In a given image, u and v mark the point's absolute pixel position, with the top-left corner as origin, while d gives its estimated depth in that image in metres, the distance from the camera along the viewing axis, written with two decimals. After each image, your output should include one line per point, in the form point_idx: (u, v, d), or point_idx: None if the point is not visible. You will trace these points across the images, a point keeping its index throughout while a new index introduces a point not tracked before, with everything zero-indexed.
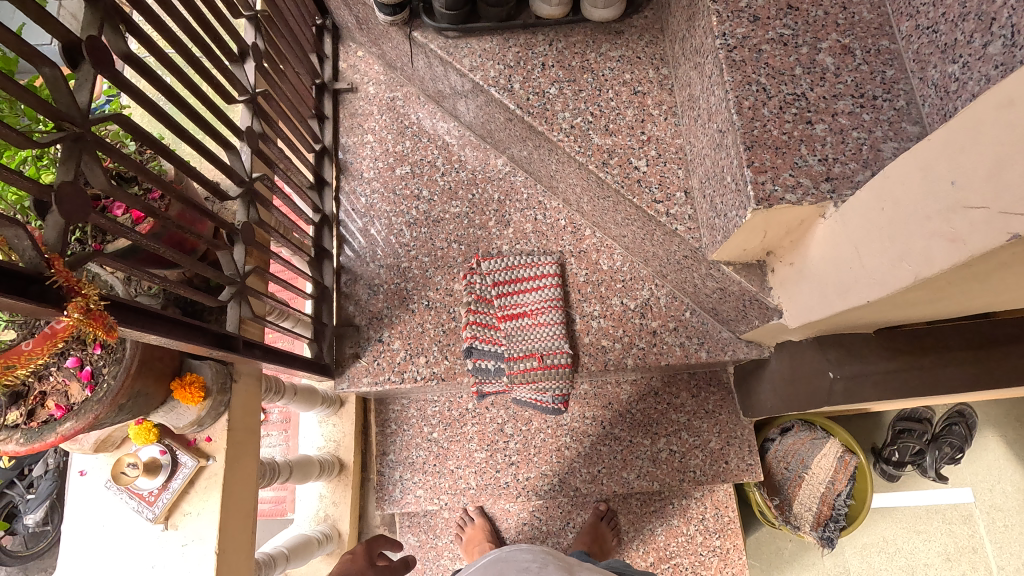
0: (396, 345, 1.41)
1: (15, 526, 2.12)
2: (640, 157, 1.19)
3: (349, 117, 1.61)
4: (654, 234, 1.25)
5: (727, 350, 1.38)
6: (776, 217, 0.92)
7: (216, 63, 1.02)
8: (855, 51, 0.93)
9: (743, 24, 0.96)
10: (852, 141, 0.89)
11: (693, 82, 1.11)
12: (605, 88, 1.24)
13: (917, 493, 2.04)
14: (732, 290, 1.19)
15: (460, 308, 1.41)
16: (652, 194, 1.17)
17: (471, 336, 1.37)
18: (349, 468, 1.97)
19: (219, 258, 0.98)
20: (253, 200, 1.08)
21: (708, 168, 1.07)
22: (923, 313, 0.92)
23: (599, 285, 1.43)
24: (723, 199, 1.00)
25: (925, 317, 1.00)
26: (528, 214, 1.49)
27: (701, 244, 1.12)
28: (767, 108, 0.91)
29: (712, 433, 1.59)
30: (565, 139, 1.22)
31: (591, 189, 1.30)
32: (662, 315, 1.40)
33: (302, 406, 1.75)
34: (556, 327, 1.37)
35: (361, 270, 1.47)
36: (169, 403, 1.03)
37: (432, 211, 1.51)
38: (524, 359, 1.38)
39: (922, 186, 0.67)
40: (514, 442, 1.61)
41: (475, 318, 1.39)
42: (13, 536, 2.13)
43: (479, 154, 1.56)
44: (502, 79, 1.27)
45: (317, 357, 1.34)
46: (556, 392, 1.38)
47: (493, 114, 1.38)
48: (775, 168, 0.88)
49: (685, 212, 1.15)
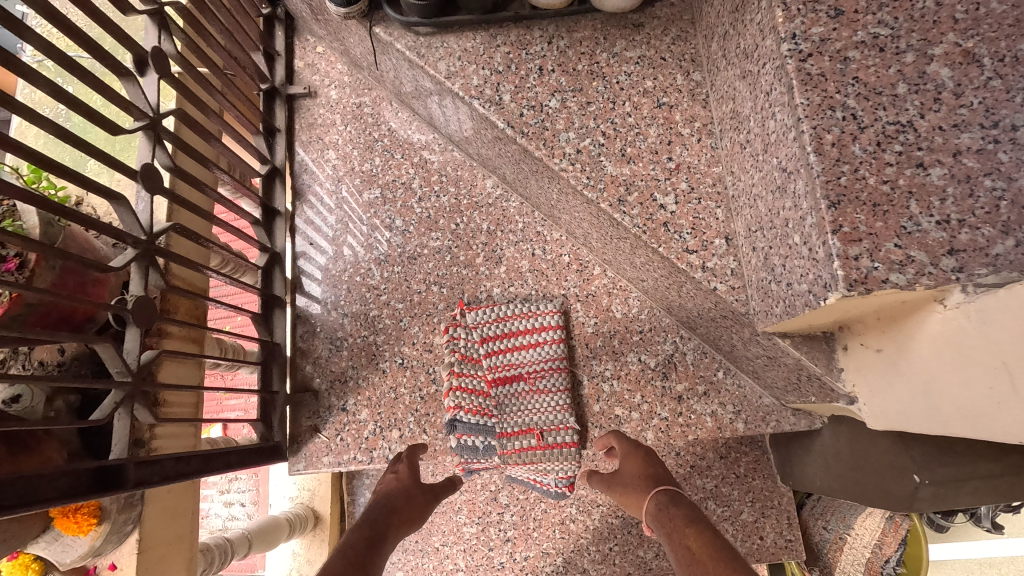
0: (363, 415, 1.16)
1: None
2: (666, 192, 0.92)
3: (307, 129, 1.34)
4: (682, 285, 0.98)
5: (770, 421, 1.12)
6: (857, 304, 0.67)
7: (92, 83, 0.74)
8: (983, 58, 0.63)
9: (821, 21, 0.68)
10: (984, 194, 0.60)
11: (741, 95, 0.83)
12: (620, 100, 0.97)
13: (969, 544, 1.80)
14: (784, 361, 0.93)
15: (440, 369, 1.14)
16: (683, 240, 0.90)
17: (455, 407, 1.09)
18: (325, 520, 1.74)
19: (99, 354, 0.72)
20: (154, 262, 0.81)
21: (761, 216, 0.80)
22: None
23: (611, 338, 1.17)
24: (787, 265, 0.73)
25: None
26: (524, 248, 1.22)
27: (750, 310, 0.86)
28: (857, 145, 0.64)
29: (744, 502, 1.35)
30: (569, 167, 0.95)
31: (603, 227, 1.03)
32: (689, 375, 1.14)
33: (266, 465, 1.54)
34: (560, 396, 1.12)
35: (322, 320, 1.22)
36: (54, 534, 0.88)
37: (407, 246, 1.25)
38: (520, 435, 1.12)
39: None
40: (510, 514, 1.37)
41: (459, 382, 1.11)
42: None
43: (464, 174, 1.28)
44: (487, 88, 1.00)
45: (265, 439, 1.09)
46: (559, 474, 1.13)
47: (481, 130, 1.10)
48: (873, 236, 0.61)
49: (727, 265, 0.88)
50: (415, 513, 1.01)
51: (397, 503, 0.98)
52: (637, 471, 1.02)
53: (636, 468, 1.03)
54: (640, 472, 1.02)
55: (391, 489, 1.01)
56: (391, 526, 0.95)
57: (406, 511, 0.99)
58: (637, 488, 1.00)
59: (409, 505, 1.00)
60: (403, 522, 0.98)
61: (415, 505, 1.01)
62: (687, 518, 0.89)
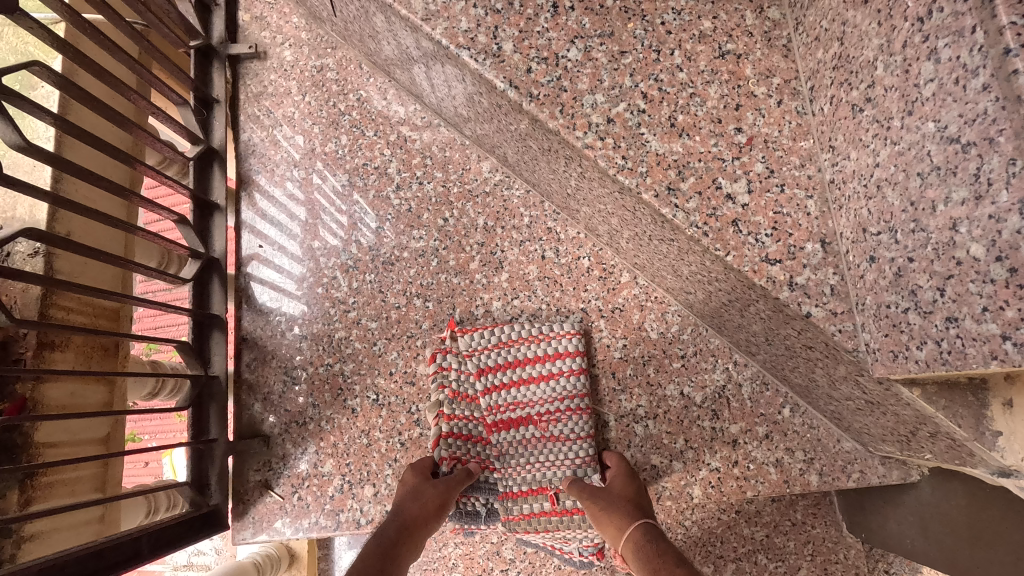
0: (328, 467, 0.90)
1: None
2: (734, 177, 0.66)
3: (256, 99, 1.06)
4: (749, 303, 0.71)
5: (852, 473, 0.86)
6: None
7: None
8: None
9: None
10: None
11: (858, 30, 0.55)
12: (668, 48, 0.69)
13: None
14: (896, 411, 0.67)
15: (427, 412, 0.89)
16: (760, 245, 0.64)
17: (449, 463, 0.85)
18: (301, 559, 1.47)
19: None
20: None
21: (891, 211, 0.53)
22: None
23: (644, 365, 0.91)
24: (951, 290, 0.47)
25: None
26: (532, 250, 0.95)
27: (861, 347, 0.59)
28: None
29: (802, 556, 1.09)
30: (597, 142, 0.69)
31: (639, 222, 0.76)
32: (746, 413, 0.88)
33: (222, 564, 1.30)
34: (580, 445, 0.87)
35: (276, 343, 0.96)
36: None
37: (382, 248, 0.98)
38: (530, 497, 0.87)
39: None
40: (515, 572, 1.11)
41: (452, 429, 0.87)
42: None
43: (454, 155, 1.00)
44: (482, 34, 0.72)
45: (199, 505, 0.83)
46: (584, 542, 0.89)
47: (473, 95, 0.83)
48: None
49: (825, 282, 0.62)
50: (436, 512, 0.76)
51: (409, 514, 0.74)
52: (627, 494, 0.78)
53: (627, 489, 0.78)
54: (630, 496, 0.77)
55: (398, 500, 0.77)
56: (403, 541, 0.72)
57: (421, 518, 0.74)
58: (619, 511, 0.75)
59: (423, 508, 0.75)
60: (419, 534, 0.74)
61: (433, 506, 0.76)
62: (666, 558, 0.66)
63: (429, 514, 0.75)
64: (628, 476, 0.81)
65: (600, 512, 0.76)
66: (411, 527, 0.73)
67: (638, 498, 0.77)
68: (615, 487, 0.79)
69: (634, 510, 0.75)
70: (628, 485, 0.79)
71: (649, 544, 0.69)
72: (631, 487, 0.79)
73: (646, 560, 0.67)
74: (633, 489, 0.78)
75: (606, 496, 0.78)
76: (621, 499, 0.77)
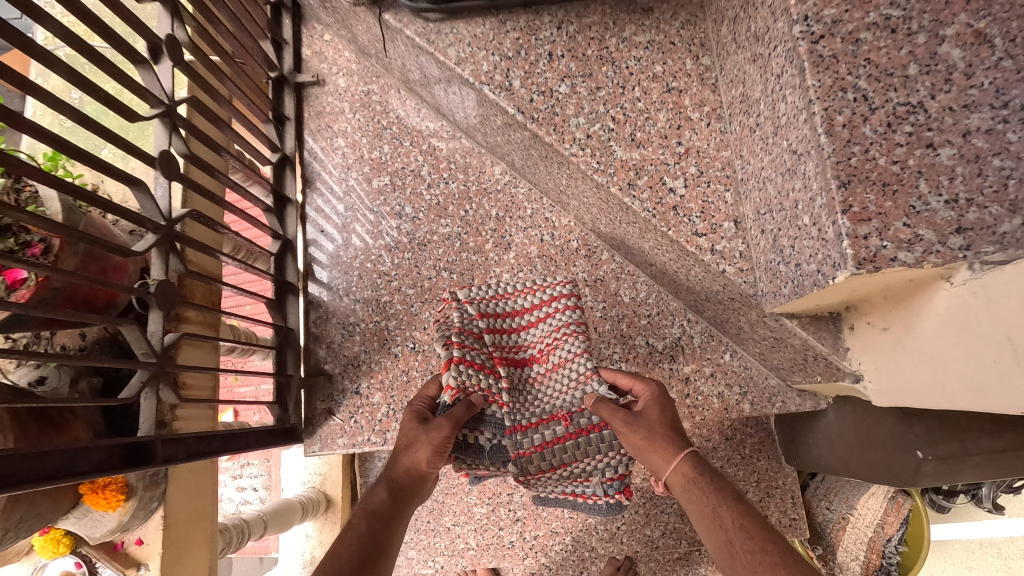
0: (377, 398, 1.18)
1: None
2: (676, 176, 0.93)
3: (316, 117, 1.35)
4: (690, 268, 0.99)
5: (775, 401, 1.14)
6: (871, 281, 0.68)
7: (102, 63, 0.74)
8: (996, 40, 0.64)
9: (833, 2, 0.68)
10: (993, 174, 0.62)
11: (751, 78, 0.83)
12: (630, 85, 0.97)
13: (968, 524, 1.82)
14: (792, 342, 0.95)
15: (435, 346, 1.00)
16: (692, 224, 0.91)
17: (455, 387, 0.95)
18: (337, 504, 1.75)
19: (125, 336, 0.74)
20: (175, 247, 0.83)
21: (769, 199, 0.81)
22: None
23: (619, 322, 1.19)
24: (795, 246, 0.75)
25: None
26: (533, 235, 1.23)
27: (758, 292, 0.87)
28: (868, 126, 0.65)
29: (749, 482, 1.37)
30: (579, 152, 0.96)
31: (611, 211, 1.04)
32: (697, 357, 1.16)
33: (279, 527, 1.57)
34: (579, 362, 1.01)
35: (334, 306, 1.24)
36: (82, 508, 0.84)
37: (417, 233, 1.26)
38: (543, 426, 1.01)
39: None
40: (519, 495, 1.39)
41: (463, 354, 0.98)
42: None
43: (473, 161, 1.28)
44: (497, 74, 1.00)
45: (281, 421, 1.10)
46: (609, 474, 1.02)
47: (490, 116, 1.11)
48: (883, 215, 0.63)
49: (735, 248, 0.89)
50: (421, 477, 0.93)
51: (398, 481, 0.93)
52: (664, 420, 0.95)
53: (664, 418, 0.95)
54: (666, 422, 0.95)
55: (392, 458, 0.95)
56: (398, 509, 0.91)
57: (408, 484, 0.93)
58: (664, 438, 0.92)
59: (408, 480, 0.93)
60: (409, 499, 0.93)
61: (418, 475, 0.93)
62: (726, 490, 0.88)
63: (421, 476, 0.93)
64: (663, 401, 0.97)
65: (639, 429, 0.92)
66: (401, 493, 0.92)
67: (671, 422, 0.95)
68: (653, 408, 0.96)
69: (676, 439, 0.93)
70: (664, 410, 0.96)
71: (702, 482, 0.89)
72: (666, 412, 0.96)
73: (698, 501, 0.88)
74: (666, 413, 0.96)
75: (648, 419, 0.94)
76: (662, 422, 0.94)
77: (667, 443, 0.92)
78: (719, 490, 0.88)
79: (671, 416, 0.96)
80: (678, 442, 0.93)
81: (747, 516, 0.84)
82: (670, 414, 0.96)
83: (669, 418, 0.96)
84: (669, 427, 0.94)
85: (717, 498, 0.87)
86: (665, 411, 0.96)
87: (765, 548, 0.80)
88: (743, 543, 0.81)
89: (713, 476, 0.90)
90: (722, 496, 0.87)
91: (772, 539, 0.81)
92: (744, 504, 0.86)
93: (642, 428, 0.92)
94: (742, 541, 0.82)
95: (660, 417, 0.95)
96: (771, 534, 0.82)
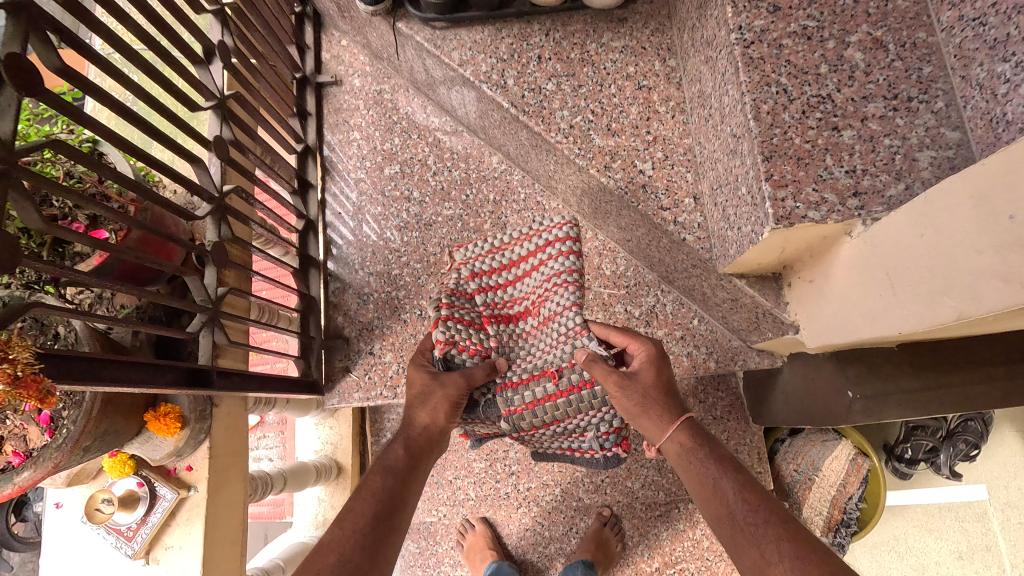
0: (388, 358, 1.34)
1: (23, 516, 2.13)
2: (645, 160, 1.10)
3: (334, 113, 1.52)
4: (659, 241, 1.16)
5: (737, 360, 1.30)
6: (796, 235, 0.84)
7: (171, 62, 0.90)
8: (888, 45, 0.82)
9: (762, 15, 0.85)
10: (884, 150, 0.79)
11: (704, 77, 1.00)
12: (607, 83, 1.14)
13: (930, 490, 1.97)
14: (744, 303, 1.11)
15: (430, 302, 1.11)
16: (658, 200, 1.08)
17: (445, 341, 1.03)
18: (347, 471, 1.88)
19: (188, 284, 0.91)
20: (225, 216, 1.00)
21: (719, 176, 0.98)
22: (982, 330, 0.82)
23: (602, 292, 1.35)
24: (736, 212, 0.91)
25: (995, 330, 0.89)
26: (526, 216, 1.40)
27: (713, 256, 1.03)
28: (788, 113, 0.82)
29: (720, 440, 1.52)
30: (564, 140, 1.13)
31: (592, 192, 1.21)
32: (669, 323, 1.32)
33: (295, 486, 1.73)
34: (569, 314, 1.02)
35: (350, 278, 1.41)
36: (145, 434, 0.99)
37: (423, 214, 1.43)
38: (535, 382, 1.04)
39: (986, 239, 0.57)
40: (514, 451, 1.57)
41: (450, 313, 1.06)
42: (23, 524, 2.14)
43: (473, 151, 1.45)
44: (494, 74, 1.17)
45: (305, 375, 1.27)
46: (603, 428, 1.05)
47: (488, 111, 1.28)
48: (797, 182, 0.80)
49: (694, 220, 1.06)
50: (437, 437, 1.01)
51: (414, 441, 0.99)
52: (658, 380, 0.97)
53: (659, 381, 0.97)
54: (659, 384, 0.97)
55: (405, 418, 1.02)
56: (418, 466, 0.98)
57: (424, 445, 1.00)
58: (656, 402, 0.95)
59: (426, 439, 1.00)
60: (422, 458, 0.99)
61: (434, 436, 1.01)
62: (726, 460, 0.91)
63: (439, 430, 1.01)
64: (656, 361, 0.99)
65: (628, 392, 0.94)
66: (418, 453, 0.99)
67: (664, 382, 0.97)
68: (645, 368, 0.98)
69: (671, 403, 0.96)
70: (658, 371, 0.98)
71: (699, 452, 0.93)
72: (658, 372, 0.98)
73: (698, 473, 0.91)
74: (660, 374, 0.98)
75: (638, 382, 0.95)
76: (653, 384, 0.96)
77: (657, 408, 0.95)
78: (717, 463, 0.91)
79: (665, 377, 0.98)
80: (673, 409, 0.96)
81: (750, 489, 0.86)
82: (664, 375, 0.98)
83: (664, 379, 0.98)
84: (664, 392, 0.96)
85: (720, 470, 0.90)
86: (660, 373, 0.98)
87: (768, 522, 0.81)
88: (745, 516, 0.83)
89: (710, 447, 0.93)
90: (722, 465, 0.90)
91: (773, 511, 0.83)
92: (746, 476, 0.89)
93: (631, 391, 0.94)
94: (744, 512, 0.84)
95: (651, 378, 0.97)
96: (773, 506, 0.84)
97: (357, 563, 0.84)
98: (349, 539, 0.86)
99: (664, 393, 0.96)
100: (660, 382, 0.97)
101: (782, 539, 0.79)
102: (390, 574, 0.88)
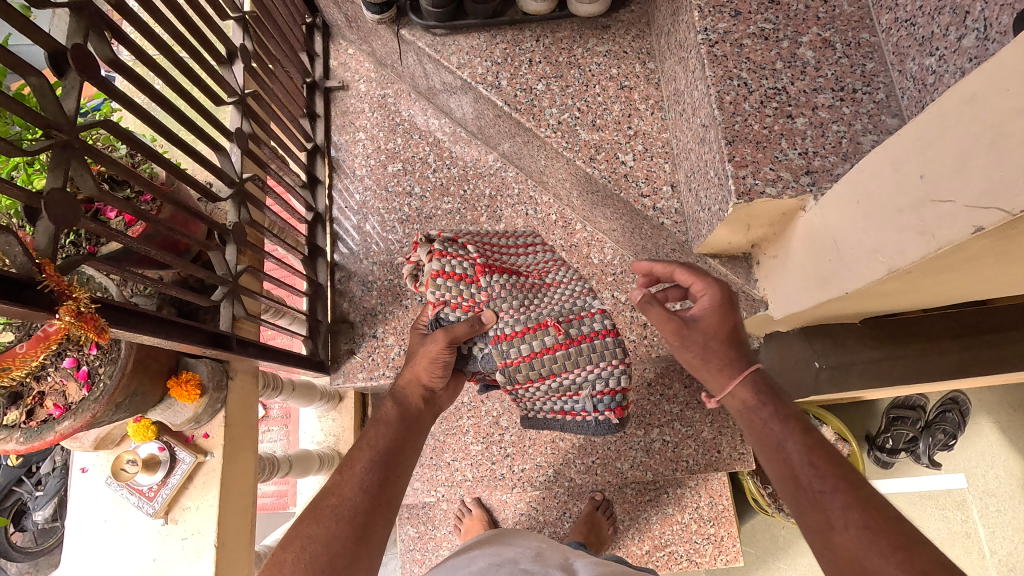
0: (390, 341, 1.43)
1: (24, 523, 2.16)
2: (627, 152, 1.21)
3: (341, 115, 1.63)
4: (641, 228, 1.26)
5: None
6: (758, 212, 0.93)
7: (202, 65, 1.01)
8: (836, 45, 0.93)
9: (725, 18, 0.96)
10: (832, 135, 0.90)
11: (677, 77, 1.12)
12: (592, 84, 1.25)
13: (912, 479, 2.02)
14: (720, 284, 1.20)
15: (418, 253, 1.14)
16: (638, 188, 1.18)
17: (436, 301, 1.09)
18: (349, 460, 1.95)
19: (211, 259, 1.00)
20: (244, 200, 1.10)
21: (692, 165, 1.08)
22: (930, 297, 0.91)
23: (590, 279, 1.45)
24: (706, 195, 1.01)
25: (933, 302, 0.99)
26: (520, 209, 1.50)
27: (688, 238, 1.13)
28: (748, 103, 0.92)
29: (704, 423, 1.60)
30: (553, 135, 1.23)
31: (580, 184, 1.31)
32: None
33: (297, 473, 1.78)
34: (573, 282, 1.15)
35: (355, 267, 1.51)
36: (167, 401, 1.05)
37: (424, 208, 1.53)
38: (530, 336, 1.08)
39: (904, 199, 0.67)
40: (509, 434, 1.63)
41: (441, 267, 1.10)
42: (23, 533, 2.18)
43: (471, 150, 1.56)
44: (489, 76, 1.28)
45: (313, 354, 1.36)
46: (599, 387, 1.11)
47: (484, 111, 1.39)
48: (756, 163, 0.90)
49: (672, 206, 1.16)
50: (424, 416, 1.10)
51: (411, 414, 1.08)
52: (721, 333, 0.94)
53: (723, 329, 0.95)
54: (724, 335, 0.95)
55: (400, 388, 1.11)
56: (415, 434, 1.06)
57: (420, 417, 1.09)
58: (718, 353, 0.94)
59: (419, 414, 1.09)
60: (416, 431, 1.06)
61: (421, 412, 1.09)
62: (793, 419, 0.89)
63: (425, 398, 1.11)
64: (717, 312, 0.94)
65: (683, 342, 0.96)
66: (415, 421, 1.07)
67: (725, 335, 0.95)
68: (707, 313, 0.95)
69: (731, 354, 0.94)
70: (723, 321, 0.94)
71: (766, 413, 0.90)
72: (721, 324, 0.94)
73: (764, 432, 0.89)
74: (722, 322, 0.94)
75: (694, 332, 0.95)
76: (715, 335, 0.95)
77: (717, 359, 0.94)
78: (786, 425, 0.88)
79: (728, 328, 0.95)
80: (736, 360, 0.94)
81: (820, 453, 0.83)
82: (727, 325, 0.94)
83: (725, 331, 0.95)
84: (724, 341, 0.95)
85: (788, 428, 0.88)
86: (721, 324, 0.94)
87: (837, 489, 0.79)
88: (812, 480, 0.81)
89: (775, 407, 0.91)
90: (785, 421, 0.88)
91: (843, 478, 0.80)
92: (814, 437, 0.86)
93: (685, 343, 0.96)
94: (809, 476, 0.82)
95: (709, 329, 0.95)
96: (845, 472, 0.81)
97: (358, 502, 0.92)
98: (350, 482, 0.94)
99: (724, 342, 0.95)
100: (721, 333, 0.94)
101: (850, 506, 0.77)
102: (393, 518, 0.95)
